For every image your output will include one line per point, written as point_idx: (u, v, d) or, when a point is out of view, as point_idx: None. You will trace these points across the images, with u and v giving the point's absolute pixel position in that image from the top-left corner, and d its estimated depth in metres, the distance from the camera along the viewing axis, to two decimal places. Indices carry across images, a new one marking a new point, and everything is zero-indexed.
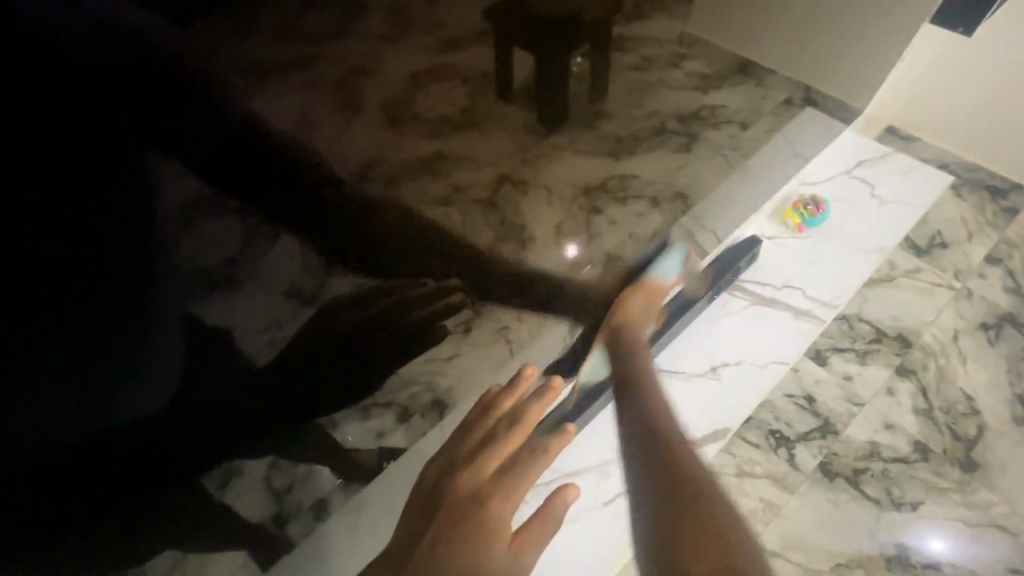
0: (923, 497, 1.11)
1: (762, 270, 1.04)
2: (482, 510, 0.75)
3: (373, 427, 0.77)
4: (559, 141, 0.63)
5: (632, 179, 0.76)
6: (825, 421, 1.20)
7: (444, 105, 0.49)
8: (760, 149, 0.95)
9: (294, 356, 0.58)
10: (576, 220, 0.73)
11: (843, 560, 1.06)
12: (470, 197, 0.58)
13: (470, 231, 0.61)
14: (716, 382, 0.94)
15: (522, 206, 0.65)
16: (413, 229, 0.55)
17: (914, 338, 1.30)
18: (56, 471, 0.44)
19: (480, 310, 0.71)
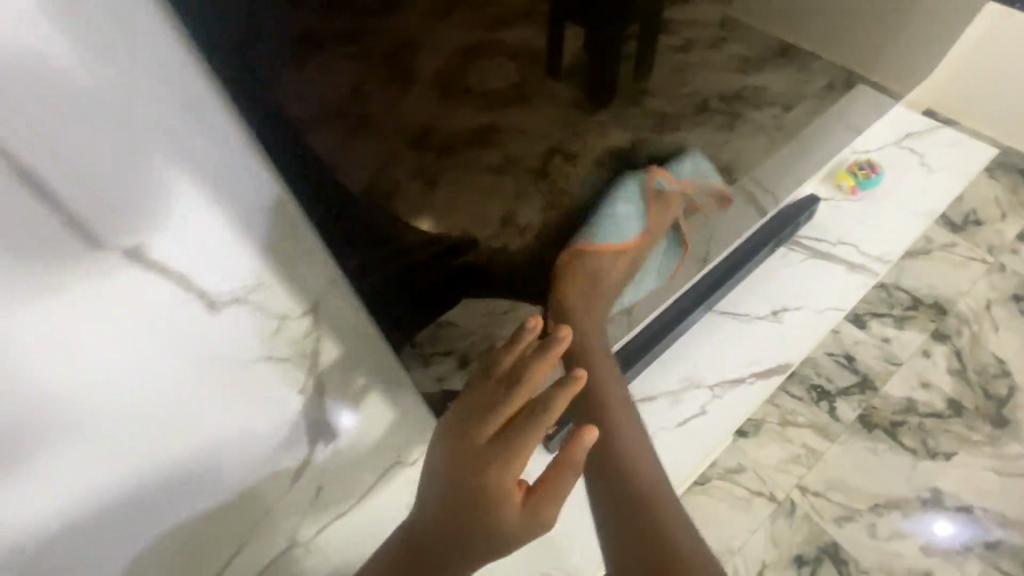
0: (956, 448, 1.19)
1: (819, 227, 1.12)
2: (471, 484, 0.53)
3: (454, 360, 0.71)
4: (606, 116, 0.65)
5: (673, 152, 0.78)
6: (864, 378, 1.27)
7: (497, 80, 0.52)
8: (807, 127, 0.98)
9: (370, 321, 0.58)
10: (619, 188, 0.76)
11: (880, 500, 1.13)
12: (524, 164, 0.60)
13: (521, 197, 0.62)
14: (778, 324, 1.01)
15: (565, 176, 0.67)
16: (471, 191, 0.57)
17: (949, 306, 1.37)
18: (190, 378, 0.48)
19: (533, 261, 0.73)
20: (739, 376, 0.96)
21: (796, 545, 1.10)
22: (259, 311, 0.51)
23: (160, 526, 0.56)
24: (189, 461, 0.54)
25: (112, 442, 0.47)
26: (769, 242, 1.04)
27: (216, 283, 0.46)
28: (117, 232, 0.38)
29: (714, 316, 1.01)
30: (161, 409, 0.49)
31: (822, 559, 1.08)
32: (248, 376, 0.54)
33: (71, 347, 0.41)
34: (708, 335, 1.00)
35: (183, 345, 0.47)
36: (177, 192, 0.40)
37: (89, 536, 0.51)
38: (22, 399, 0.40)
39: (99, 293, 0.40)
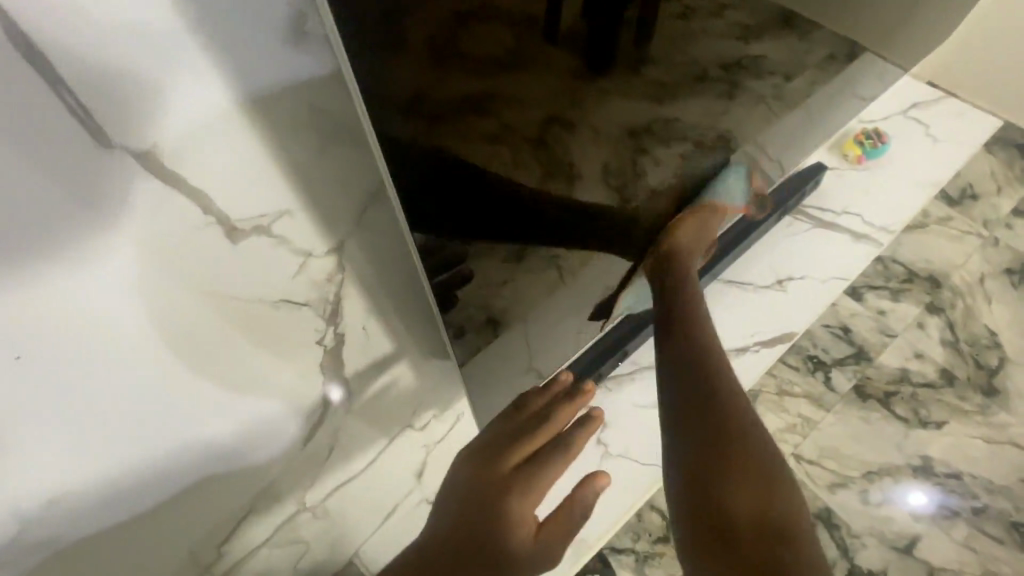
0: (947, 418, 1.21)
1: (823, 198, 1.11)
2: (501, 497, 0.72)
3: (503, 346, 0.72)
4: (608, 85, 0.57)
5: (676, 123, 0.70)
6: (859, 349, 1.28)
7: (490, 42, 0.42)
8: (802, 102, 0.93)
9: (348, 294, 0.52)
10: (622, 163, 0.67)
11: (874, 469, 1.15)
12: (521, 138, 0.51)
13: (522, 172, 0.54)
14: (783, 293, 1.01)
15: (571, 149, 0.59)
16: (463, 171, 0.47)
17: (944, 279, 1.38)
18: (205, 300, 0.42)
19: (530, 242, 0.62)
20: (744, 344, 0.95)
21: None
22: (287, 247, 0.44)
23: (170, 504, 0.48)
24: (206, 423, 0.47)
25: (121, 395, 0.40)
26: (774, 211, 1.03)
27: (241, 208, 0.40)
28: (140, 113, 0.32)
29: (719, 285, 1.00)
30: (178, 357, 0.42)
31: (817, 525, 1.10)
32: (274, 317, 0.47)
33: (89, 271, 0.34)
34: (714, 305, 0.99)
35: (207, 279, 0.41)
36: (209, 87, 0.34)
37: (95, 513, 0.43)
38: (26, 328, 0.33)
39: (117, 203, 0.34)
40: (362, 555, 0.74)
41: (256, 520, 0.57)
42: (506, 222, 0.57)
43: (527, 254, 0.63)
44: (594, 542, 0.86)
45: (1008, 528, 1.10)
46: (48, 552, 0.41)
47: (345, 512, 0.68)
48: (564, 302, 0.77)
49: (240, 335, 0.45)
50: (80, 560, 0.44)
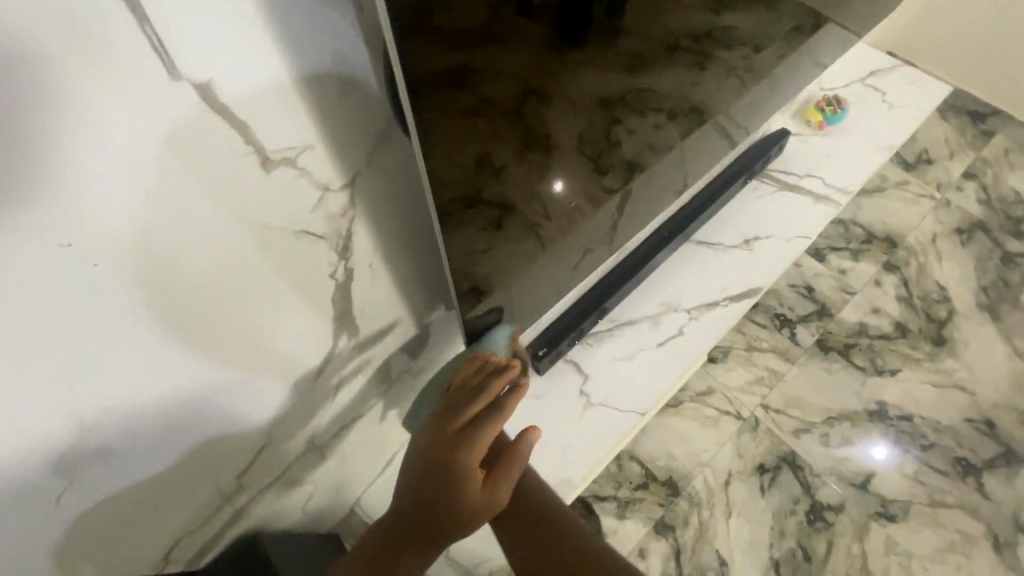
0: (901, 366, 1.30)
1: (788, 162, 1.17)
2: (437, 468, 0.60)
3: (494, 303, 0.76)
4: (582, 57, 0.60)
5: (647, 93, 0.75)
6: (822, 306, 1.36)
7: (468, 18, 0.45)
8: (770, 72, 0.98)
9: (356, 250, 0.55)
10: (596, 131, 0.71)
11: (834, 414, 1.24)
12: (500, 109, 0.55)
13: (501, 141, 0.58)
14: (750, 252, 1.07)
15: (547, 120, 0.63)
16: (444, 142, 0.51)
17: (900, 239, 1.46)
18: (237, 242, 0.44)
19: (510, 207, 0.66)
20: (714, 300, 1.01)
21: (759, 455, 1.20)
22: (309, 178, 0.46)
23: (194, 450, 0.52)
24: (222, 372, 0.50)
25: (144, 353, 0.42)
26: (742, 174, 1.08)
27: (275, 137, 0.41)
28: (196, 47, 0.34)
29: (690, 246, 1.06)
30: (198, 308, 0.44)
31: (782, 467, 1.18)
32: (296, 262, 0.50)
33: (135, 209, 0.37)
34: (686, 265, 1.05)
35: (222, 235, 0.43)
36: (249, 19, 0.35)
37: (127, 462, 0.46)
38: (81, 266, 0.36)
39: (150, 144, 0.35)
40: (363, 503, 0.79)
41: (266, 464, 0.61)
42: (486, 189, 0.61)
43: (506, 221, 0.67)
44: (577, 486, 0.92)
45: (954, 462, 1.19)
46: (88, 502, 0.45)
47: (347, 459, 0.73)
48: (546, 265, 0.81)
49: (267, 275, 0.48)
50: (121, 492, 0.47)
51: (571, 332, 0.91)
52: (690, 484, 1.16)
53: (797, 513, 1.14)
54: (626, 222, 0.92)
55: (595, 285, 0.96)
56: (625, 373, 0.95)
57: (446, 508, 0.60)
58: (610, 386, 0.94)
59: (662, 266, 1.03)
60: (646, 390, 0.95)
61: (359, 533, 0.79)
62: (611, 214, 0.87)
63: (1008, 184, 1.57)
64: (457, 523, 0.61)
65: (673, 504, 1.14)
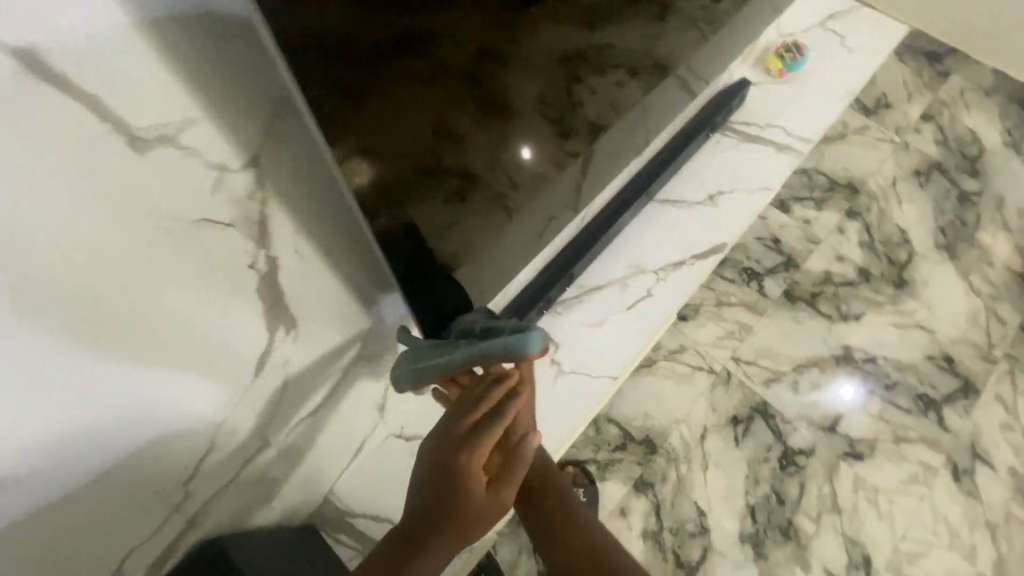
0: (864, 310, 1.33)
1: (750, 112, 1.14)
2: (438, 475, 0.59)
3: (469, 275, 0.74)
4: (540, 13, 0.56)
5: (609, 48, 0.71)
6: (788, 257, 1.38)
7: None
8: (730, 21, 0.95)
9: (300, 232, 0.52)
10: (557, 92, 0.68)
11: (802, 361, 1.27)
12: (453, 75, 0.51)
13: (457, 107, 0.54)
14: (715, 208, 1.06)
15: (506, 86, 0.59)
16: (390, 112, 0.48)
17: (862, 186, 1.48)
18: (118, 234, 0.39)
19: (473, 177, 0.63)
20: (681, 259, 1.00)
21: (732, 407, 1.22)
22: (198, 159, 0.41)
23: (128, 459, 0.49)
24: (130, 381, 0.46)
25: (23, 369, 0.38)
26: (704, 128, 1.06)
27: (141, 113, 0.36)
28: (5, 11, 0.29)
29: (655, 205, 1.04)
30: (86, 311, 0.40)
31: (755, 417, 1.21)
32: (205, 251, 0.45)
33: None
34: (651, 225, 1.03)
35: (111, 233, 0.39)
36: None
37: (49, 487, 0.43)
38: None
39: None
40: (337, 491, 0.77)
41: (216, 467, 0.58)
42: (446, 159, 0.57)
43: (470, 193, 0.64)
44: (555, 453, 0.92)
45: (916, 399, 1.24)
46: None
47: (317, 450, 0.71)
48: (514, 235, 0.79)
49: (166, 268, 0.43)
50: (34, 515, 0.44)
51: (540, 301, 0.89)
52: (667, 441, 1.18)
53: (770, 460, 1.17)
54: (590, 184, 0.89)
55: (561, 252, 0.94)
56: (597, 338, 0.95)
57: (457, 511, 0.59)
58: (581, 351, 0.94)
59: (628, 227, 1.01)
60: (619, 353, 0.94)
61: (334, 520, 0.78)
62: (577, 177, 0.84)
63: (964, 123, 1.58)
64: (470, 528, 0.59)
65: (651, 461, 1.16)
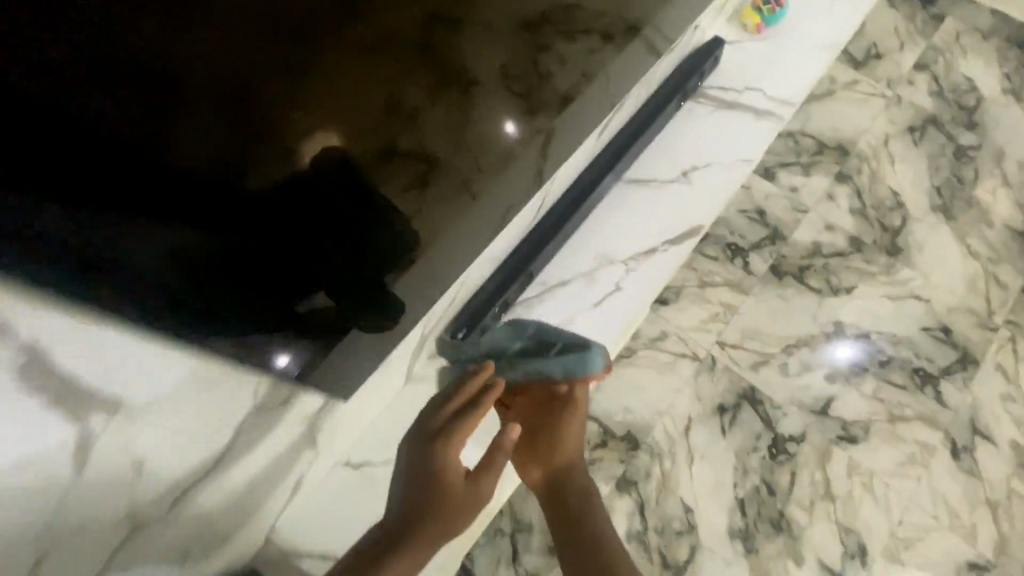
0: (856, 282, 1.24)
1: (725, 74, 1.03)
2: (425, 469, 0.66)
3: (411, 287, 0.57)
4: None
5: (574, 8, 0.62)
6: (774, 230, 1.28)
7: None
8: None
9: (181, 276, 0.35)
10: (521, 59, 0.57)
11: (791, 341, 1.19)
12: (399, 29, 0.40)
13: (407, 76, 0.43)
14: (688, 185, 0.96)
15: (466, 48, 0.48)
16: (320, 82, 0.36)
17: (851, 147, 1.37)
18: None
19: (430, 167, 0.50)
20: (656, 247, 0.92)
21: (718, 396, 1.15)
22: None
23: None
24: None
25: None
26: (675, 95, 0.96)
27: None
28: None
29: (624, 186, 0.94)
30: None
31: (742, 404, 1.14)
32: None
33: None
34: (620, 208, 0.93)
35: None
36: None
37: None
38: None
39: None
40: (279, 532, 0.71)
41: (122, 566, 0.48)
42: (400, 142, 0.45)
43: (427, 186, 0.51)
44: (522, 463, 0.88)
45: (912, 375, 1.17)
46: None
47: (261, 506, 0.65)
48: (475, 232, 0.67)
49: None
50: None
51: (496, 304, 0.81)
52: (650, 435, 1.11)
53: (759, 449, 1.11)
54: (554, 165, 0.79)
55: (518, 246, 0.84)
56: None
57: (440, 500, 0.64)
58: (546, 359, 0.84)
59: (593, 213, 0.92)
60: None
61: (282, 564, 0.71)
62: (550, 154, 0.74)
63: (961, 72, 1.47)
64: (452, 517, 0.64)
65: (633, 458, 1.10)
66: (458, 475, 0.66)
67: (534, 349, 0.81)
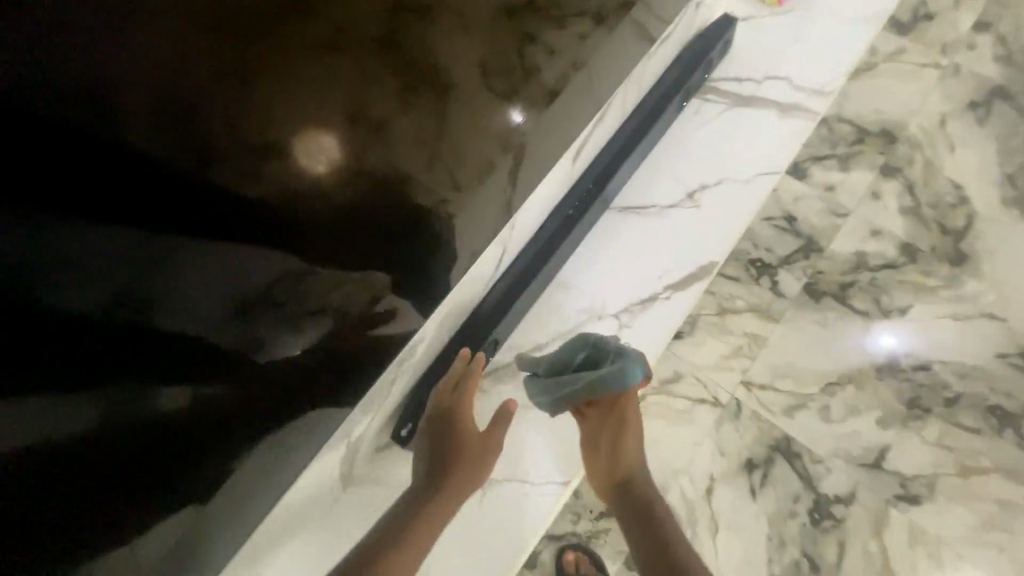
0: (912, 300, 1.03)
1: (735, 64, 0.88)
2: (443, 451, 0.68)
3: (412, 297, 0.60)
4: None
5: None
6: (807, 240, 1.07)
7: None
8: None
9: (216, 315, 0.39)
10: (505, 58, 0.55)
11: (833, 379, 0.99)
12: (368, 47, 0.41)
13: (370, 87, 0.42)
14: (696, 210, 0.83)
15: (433, 50, 0.47)
16: (303, 113, 0.38)
17: (899, 132, 1.14)
18: None
19: (417, 179, 0.51)
20: (654, 296, 0.79)
21: (745, 449, 0.96)
22: None
23: None
24: None
25: None
26: (677, 94, 0.81)
27: None
28: None
29: (614, 215, 0.82)
30: None
31: (775, 459, 0.95)
32: None
33: None
34: (613, 245, 0.81)
35: None
36: None
37: None
38: None
39: None
40: None
41: None
42: (370, 159, 0.45)
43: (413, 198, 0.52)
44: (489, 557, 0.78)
45: (986, 415, 0.96)
46: None
47: None
48: (471, 243, 0.65)
49: None
50: None
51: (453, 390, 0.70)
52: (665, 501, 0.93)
53: (798, 514, 0.92)
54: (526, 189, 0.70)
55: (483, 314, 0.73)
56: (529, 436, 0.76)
57: (456, 470, 0.67)
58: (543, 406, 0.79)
59: (582, 250, 0.81)
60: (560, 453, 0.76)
61: None
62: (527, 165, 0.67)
63: None
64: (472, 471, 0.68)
65: None
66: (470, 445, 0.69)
67: (596, 356, 0.72)
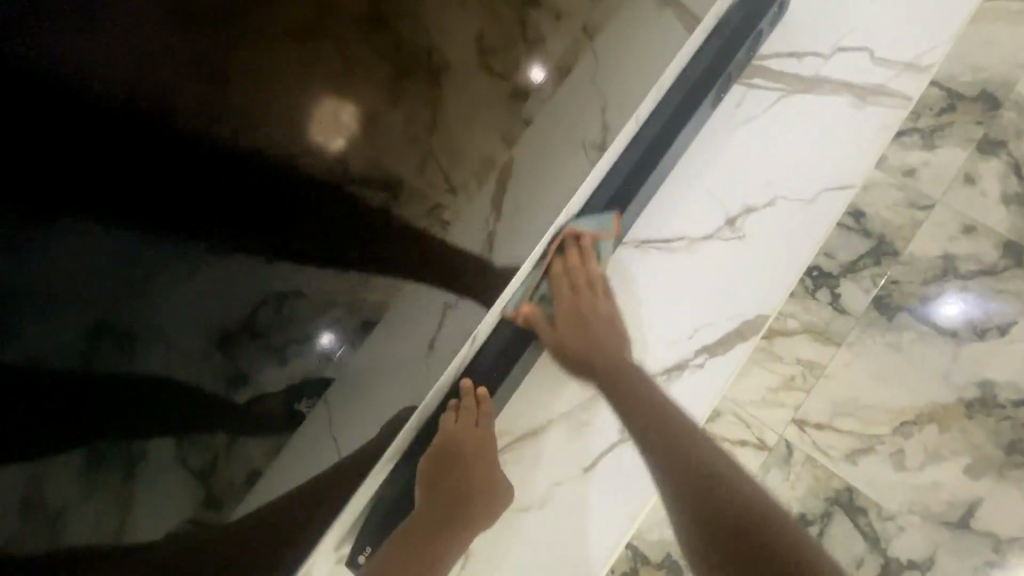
0: (1015, 316, 0.83)
1: (790, 37, 0.73)
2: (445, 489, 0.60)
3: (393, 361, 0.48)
4: None
5: None
6: (879, 241, 0.86)
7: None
8: None
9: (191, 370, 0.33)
10: (508, 26, 0.41)
11: (911, 417, 0.81)
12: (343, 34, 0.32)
13: (357, 80, 0.34)
14: (738, 241, 0.72)
15: (427, 19, 0.36)
16: (269, 117, 0.31)
17: (1006, 94, 0.88)
18: None
19: (404, 183, 0.39)
20: (689, 361, 0.71)
21: (799, 502, 0.81)
22: None
23: None
24: None
25: None
26: (719, 83, 0.66)
27: None
28: None
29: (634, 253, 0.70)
30: None
31: (834, 514, 0.80)
32: None
33: None
34: (636, 283, 0.70)
35: None
36: None
37: None
38: None
39: None
40: None
41: None
42: (352, 160, 0.35)
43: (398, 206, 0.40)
44: None
45: None
46: None
47: None
48: (457, 287, 0.50)
49: None
50: None
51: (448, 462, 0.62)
52: None
53: None
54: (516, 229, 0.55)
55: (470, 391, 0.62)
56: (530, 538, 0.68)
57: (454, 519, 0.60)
58: (557, 474, 0.69)
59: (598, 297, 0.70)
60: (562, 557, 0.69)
61: None
62: (527, 194, 0.52)
63: None
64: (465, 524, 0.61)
65: None
66: (472, 494, 0.62)
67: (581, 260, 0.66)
